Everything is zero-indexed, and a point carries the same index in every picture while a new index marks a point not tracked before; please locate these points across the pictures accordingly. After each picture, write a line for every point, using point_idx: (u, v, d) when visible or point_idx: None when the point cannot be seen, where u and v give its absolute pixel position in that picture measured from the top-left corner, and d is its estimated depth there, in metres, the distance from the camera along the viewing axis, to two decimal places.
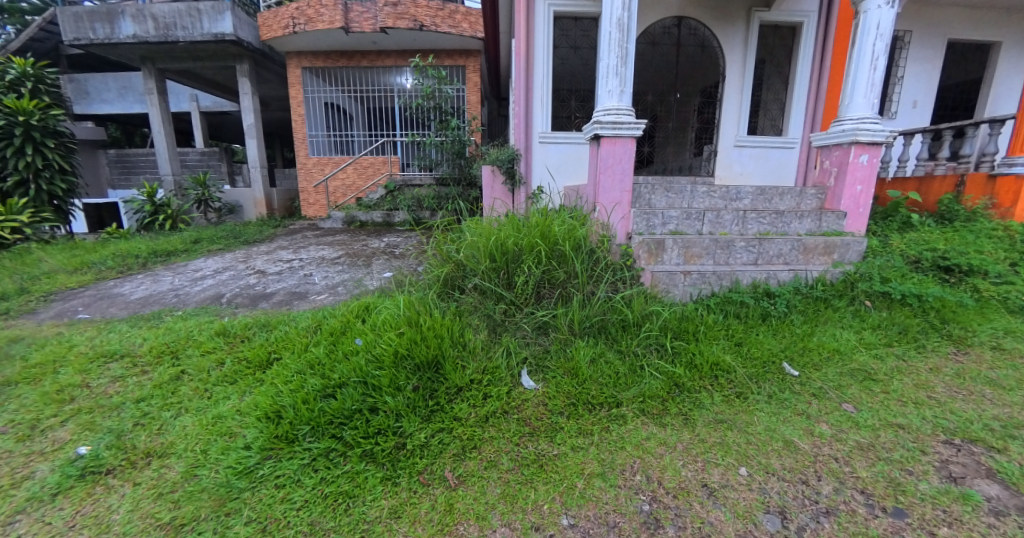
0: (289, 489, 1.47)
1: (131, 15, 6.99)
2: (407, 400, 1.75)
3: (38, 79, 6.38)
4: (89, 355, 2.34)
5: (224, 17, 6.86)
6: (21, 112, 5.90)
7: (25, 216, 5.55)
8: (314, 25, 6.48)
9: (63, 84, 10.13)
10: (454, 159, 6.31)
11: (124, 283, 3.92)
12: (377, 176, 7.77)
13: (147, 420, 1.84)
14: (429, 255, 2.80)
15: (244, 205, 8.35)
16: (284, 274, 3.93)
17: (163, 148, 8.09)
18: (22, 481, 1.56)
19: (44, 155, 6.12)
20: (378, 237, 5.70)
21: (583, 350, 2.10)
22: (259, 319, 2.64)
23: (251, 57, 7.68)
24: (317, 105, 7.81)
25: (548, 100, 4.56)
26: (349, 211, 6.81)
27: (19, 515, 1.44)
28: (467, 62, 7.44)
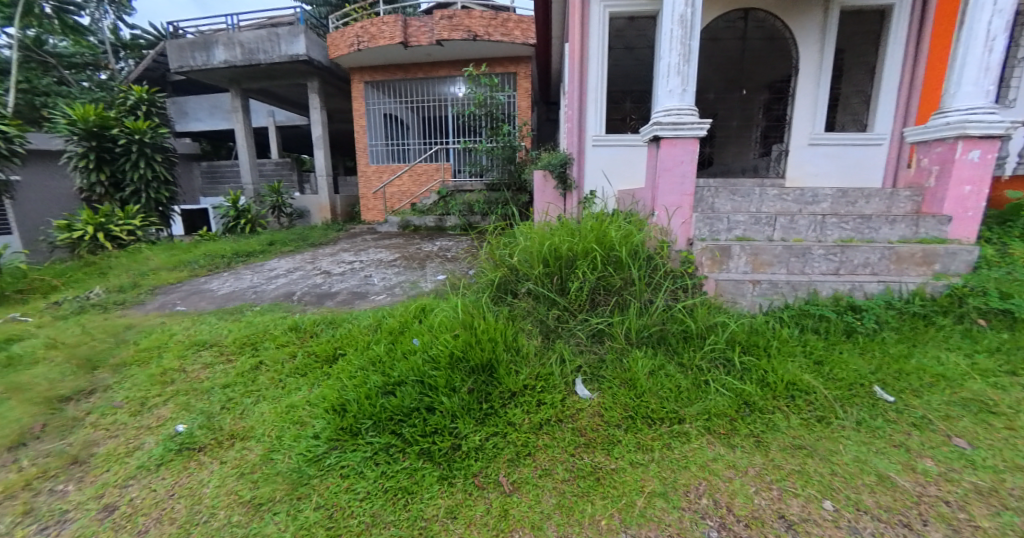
0: (352, 479, 1.55)
1: (223, 43, 7.84)
2: (461, 401, 1.78)
3: (151, 102, 7.46)
4: (185, 343, 2.65)
5: (298, 40, 7.47)
6: (138, 131, 6.82)
7: (138, 221, 6.42)
8: (376, 42, 6.87)
9: (168, 106, 11.53)
10: (505, 164, 6.39)
11: (212, 280, 4.39)
12: (430, 182, 8.04)
13: (232, 404, 2.03)
14: (483, 259, 2.90)
15: (311, 211, 9.11)
16: (347, 274, 4.20)
17: (244, 159, 8.99)
18: (135, 450, 1.81)
19: (153, 168, 7.00)
20: (431, 240, 5.91)
21: (641, 361, 2.02)
22: (326, 316, 2.83)
23: (319, 74, 8.29)
24: (377, 117, 8.26)
25: (602, 103, 4.42)
26: (404, 216, 7.10)
27: (132, 480, 1.66)
28: (518, 69, 7.52)
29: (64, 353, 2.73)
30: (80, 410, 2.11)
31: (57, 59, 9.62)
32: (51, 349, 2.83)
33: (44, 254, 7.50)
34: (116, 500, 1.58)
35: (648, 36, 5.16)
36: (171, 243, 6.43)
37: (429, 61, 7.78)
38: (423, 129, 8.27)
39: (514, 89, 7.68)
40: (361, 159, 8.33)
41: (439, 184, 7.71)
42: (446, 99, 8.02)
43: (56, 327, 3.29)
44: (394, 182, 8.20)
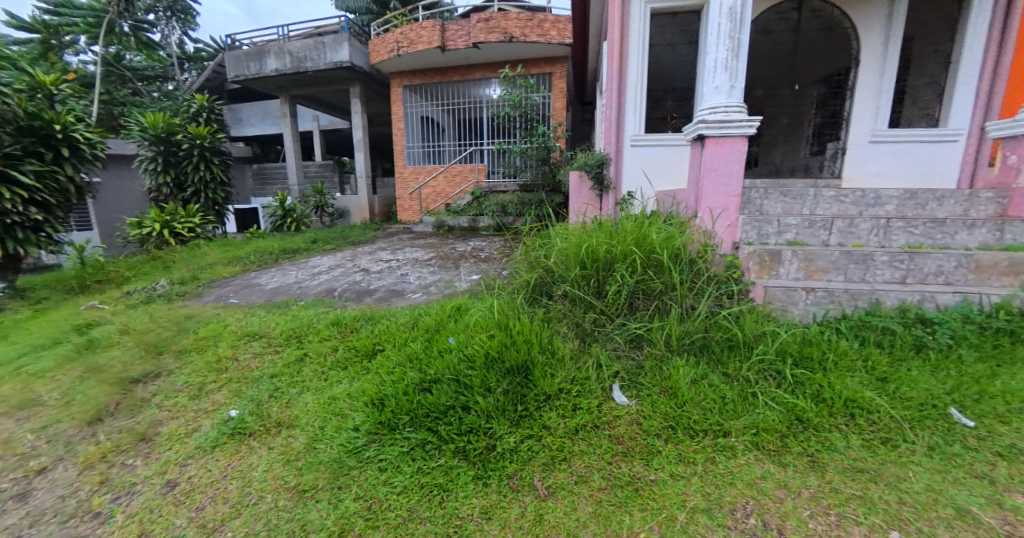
0: (390, 473, 1.60)
1: (274, 53, 8.30)
2: (497, 402, 1.79)
3: (211, 110, 8.22)
4: (237, 333, 2.83)
5: (342, 47, 7.80)
6: (199, 137, 7.37)
7: (197, 219, 6.93)
8: (415, 47, 7.06)
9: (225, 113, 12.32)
10: (540, 165, 6.36)
11: (262, 275, 4.65)
12: (464, 183, 8.14)
13: (279, 393, 2.15)
14: (519, 260, 2.90)
15: (350, 211, 9.38)
16: (384, 272, 4.33)
17: (291, 161, 9.52)
18: (193, 432, 1.95)
19: (211, 170, 7.52)
20: (465, 241, 5.98)
21: (682, 370, 1.95)
22: (366, 313, 2.92)
23: (361, 80, 8.59)
24: (414, 119, 8.46)
25: (642, 102, 4.28)
26: (439, 217, 7.21)
27: (190, 459, 1.79)
28: (553, 69, 7.47)
29: (134, 339, 2.99)
30: (146, 392, 2.31)
31: (131, 73, 10.83)
32: (123, 335, 3.12)
33: (119, 248, 8.28)
34: (177, 477, 1.71)
35: (691, 32, 4.99)
36: (226, 239, 6.88)
37: (465, 64, 7.88)
38: (459, 131, 8.37)
39: (549, 89, 7.64)
40: (398, 161, 8.59)
41: (473, 185, 7.79)
42: (482, 101, 8.07)
43: (128, 314, 3.62)
44: (430, 183, 8.37)
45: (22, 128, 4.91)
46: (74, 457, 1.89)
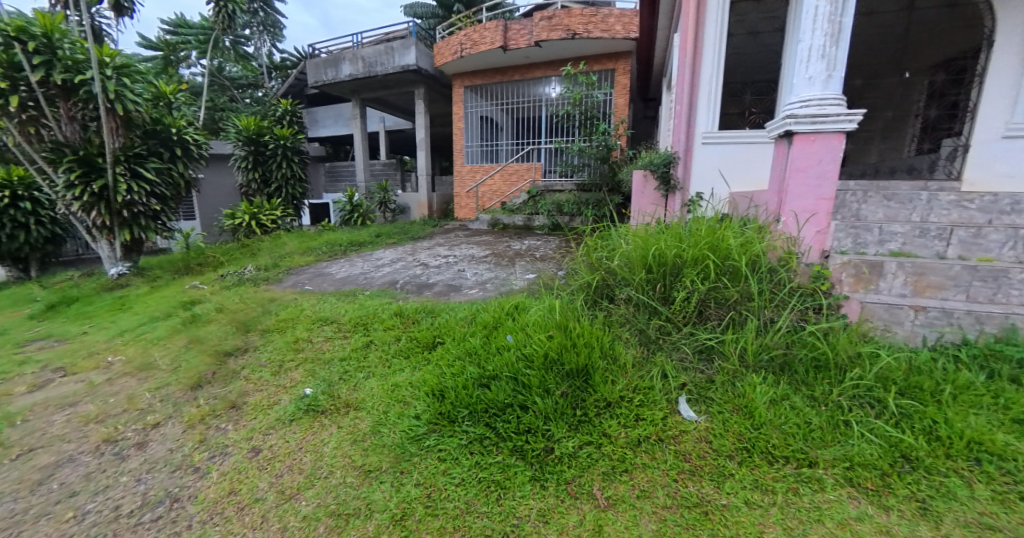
0: (449, 464, 1.65)
1: (348, 59, 8.90)
2: (555, 404, 1.78)
3: (292, 113, 9.42)
4: (312, 318, 3.07)
5: (409, 52, 8.16)
6: (283, 138, 8.15)
7: (276, 213, 7.65)
8: (477, 48, 7.21)
9: (305, 116, 13.38)
10: (600, 164, 6.12)
11: (332, 265, 5.02)
12: (520, 182, 8.15)
13: (348, 376, 2.30)
14: (578, 260, 2.86)
15: (411, 207, 9.84)
16: (442, 267, 4.47)
17: (360, 159, 10.18)
18: (274, 405, 2.15)
19: (291, 167, 8.31)
20: (520, 239, 6.00)
21: (760, 388, 1.80)
22: (426, 306, 3.03)
23: (425, 82, 8.94)
24: (473, 119, 8.64)
25: (716, 98, 3.84)
26: (494, 215, 7.32)
27: (272, 429, 1.98)
28: (617, 65, 7.23)
29: (227, 317, 3.37)
30: (237, 365, 2.59)
31: (230, 82, 12.55)
32: (219, 312, 3.53)
33: (216, 236, 9.36)
34: (261, 444, 1.90)
35: (776, 18, 4.58)
36: (301, 231, 7.52)
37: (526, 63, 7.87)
38: (516, 131, 8.37)
39: (611, 86, 7.41)
40: (457, 159, 8.84)
41: (529, 184, 7.74)
42: (541, 100, 8.02)
43: (223, 294, 4.09)
44: (486, 182, 8.49)
45: (148, 130, 5.77)
46: (180, 416, 2.17)
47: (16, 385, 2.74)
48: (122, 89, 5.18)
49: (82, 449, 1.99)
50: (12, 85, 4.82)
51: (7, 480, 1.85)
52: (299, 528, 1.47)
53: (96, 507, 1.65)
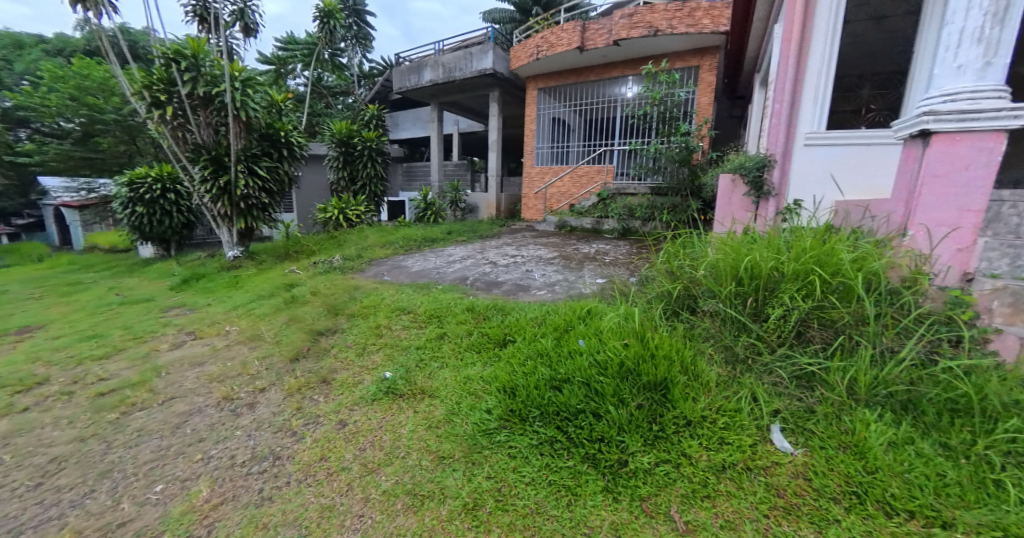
0: (519, 462, 1.68)
1: (430, 66, 9.37)
2: (630, 415, 1.72)
3: (378, 117, 10.24)
4: (391, 307, 3.30)
5: (486, 56, 8.34)
6: (369, 139, 8.89)
7: (352, 210, 8.24)
8: (554, 50, 7.19)
9: (390, 119, 14.35)
10: (677, 168, 5.73)
11: (409, 258, 5.34)
12: (590, 184, 7.91)
13: (423, 364, 2.45)
14: (656, 268, 2.74)
15: (479, 207, 10.11)
16: (510, 267, 4.54)
17: (435, 159, 10.62)
18: (357, 385, 2.36)
19: (374, 167, 9.00)
20: (587, 243, 5.86)
21: (875, 426, 1.57)
22: (496, 304, 3.09)
23: (500, 85, 9.11)
24: (545, 121, 8.59)
25: (825, 94, 3.40)
26: (563, 217, 7.24)
27: (355, 406, 2.17)
28: (703, 61, 6.73)
29: (319, 300, 3.76)
30: (326, 344, 2.89)
31: (328, 90, 13.92)
32: (313, 295, 3.94)
33: (311, 227, 10.47)
34: (346, 418, 2.09)
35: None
36: (382, 225, 8.11)
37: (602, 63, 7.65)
38: (588, 132, 8.17)
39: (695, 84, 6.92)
40: (528, 161, 8.86)
41: (601, 186, 7.53)
42: (616, 101, 7.71)
43: (315, 280, 4.56)
44: (556, 184, 8.40)
45: (262, 133, 6.66)
46: (280, 384, 2.47)
47: (161, 343, 3.32)
48: (245, 97, 6.01)
49: (207, 403, 2.36)
50: (167, 97, 5.81)
51: (153, 421, 2.24)
52: (379, 501, 1.59)
53: (217, 454, 1.94)
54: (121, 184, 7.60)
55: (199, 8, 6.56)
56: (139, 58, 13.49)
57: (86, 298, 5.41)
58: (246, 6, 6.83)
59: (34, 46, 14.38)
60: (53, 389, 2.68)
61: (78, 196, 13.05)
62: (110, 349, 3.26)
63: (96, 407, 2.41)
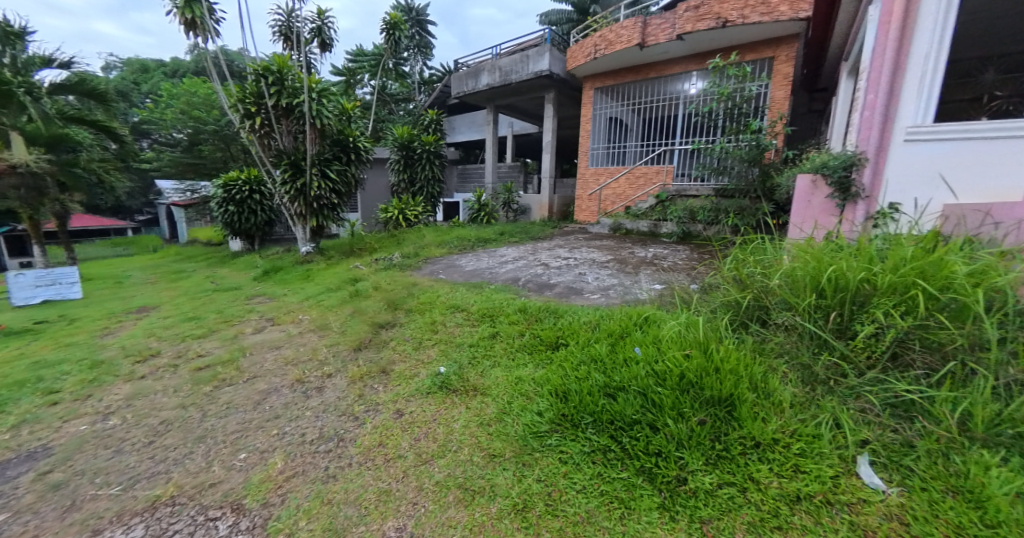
0: (569, 468, 1.63)
1: (487, 70, 9.52)
2: (690, 431, 1.60)
3: (437, 122, 10.57)
4: (446, 304, 3.35)
5: (543, 58, 8.32)
6: (428, 143, 9.14)
7: (411, 211, 8.54)
8: (613, 48, 7.01)
9: (447, 123, 14.77)
10: (745, 168, 5.31)
11: (463, 258, 5.43)
12: (648, 186, 7.59)
13: (476, 362, 2.46)
14: (723, 275, 2.56)
15: (532, 208, 10.13)
16: (563, 269, 4.47)
17: (489, 162, 10.77)
18: (413, 378, 2.41)
19: (431, 169, 9.28)
20: (644, 246, 5.63)
21: (992, 468, 1.34)
22: (549, 306, 3.03)
23: (555, 86, 9.03)
24: (601, 120, 8.39)
25: (933, 82, 2.87)
26: (617, 219, 7.03)
27: (412, 397, 2.22)
28: (778, 52, 6.20)
29: (380, 294, 3.93)
30: (386, 336, 3.00)
31: (391, 98, 14.65)
32: (375, 290, 4.12)
33: (372, 227, 11.02)
34: (403, 408, 2.14)
35: None
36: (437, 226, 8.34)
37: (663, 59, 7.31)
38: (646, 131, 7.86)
39: (769, 76, 6.41)
40: (582, 162, 8.71)
41: (659, 188, 7.18)
42: (678, 98, 7.36)
43: (377, 275, 4.77)
44: (611, 185, 8.17)
45: (334, 139, 7.17)
46: (345, 371, 2.59)
47: (246, 327, 3.65)
48: (321, 107, 6.47)
49: (283, 383, 2.53)
50: (257, 108, 6.41)
51: (239, 396, 2.45)
52: (432, 491, 1.61)
53: (291, 430, 2.07)
54: (216, 186, 8.49)
55: (284, 28, 7.18)
56: (235, 76, 15.11)
57: (186, 285, 6.10)
58: (323, 23, 7.33)
59: (156, 71, 16.78)
60: (161, 362, 3.05)
61: (184, 197, 14.92)
62: (206, 329, 3.64)
63: (195, 380, 2.70)
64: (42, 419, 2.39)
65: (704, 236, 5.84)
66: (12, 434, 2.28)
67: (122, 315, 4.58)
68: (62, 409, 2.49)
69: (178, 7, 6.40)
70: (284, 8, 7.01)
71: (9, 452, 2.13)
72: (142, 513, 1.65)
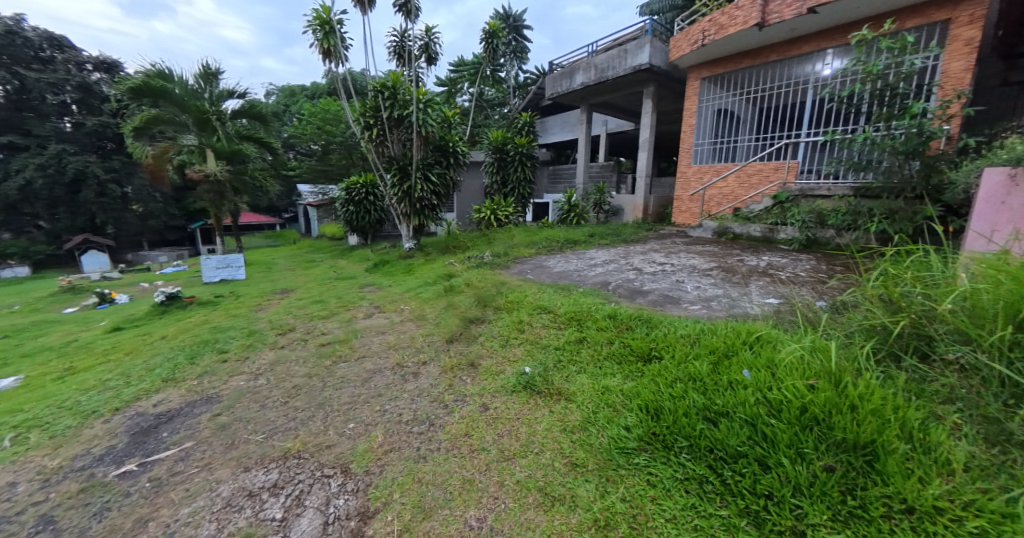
0: (658, 493, 1.44)
1: (583, 69, 9.29)
2: (814, 477, 1.31)
3: (531, 124, 10.62)
4: (533, 305, 3.28)
5: (643, 50, 7.84)
6: (521, 145, 9.20)
7: (501, 212, 8.71)
8: (725, 32, 6.34)
9: (539, 124, 14.82)
10: (898, 159, 4.37)
11: (550, 259, 5.34)
12: (764, 184, 6.61)
13: (561, 366, 2.34)
14: (867, 290, 2.08)
15: (625, 209, 9.67)
16: (658, 275, 4.13)
17: (581, 162, 10.52)
18: (500, 374, 2.37)
19: (523, 170, 9.32)
20: (755, 253, 4.96)
21: None
22: (643, 314, 2.76)
23: (656, 80, 8.45)
24: (708, 113, 7.64)
25: None
26: (723, 222, 6.34)
27: (497, 393, 2.18)
28: (956, 13, 4.98)
29: (471, 291, 4.01)
30: (476, 331, 3.02)
31: (487, 103, 15.13)
32: (467, 286, 4.23)
33: (466, 227, 11.51)
34: (488, 402, 2.10)
35: None
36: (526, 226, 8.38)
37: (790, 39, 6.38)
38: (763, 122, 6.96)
39: (941, 45, 5.19)
40: (684, 159, 8.03)
41: (777, 187, 6.25)
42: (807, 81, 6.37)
43: (469, 272, 4.91)
44: (717, 184, 7.37)
45: (436, 145, 7.58)
46: (439, 360, 2.66)
47: (358, 312, 4.00)
48: (426, 116, 6.88)
49: (386, 366, 2.68)
50: (374, 121, 7.07)
51: (351, 372, 2.66)
52: (513, 490, 1.54)
53: (391, 408, 2.16)
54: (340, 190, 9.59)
55: (397, 47, 7.77)
56: (357, 92, 17.03)
57: (314, 272, 6.98)
58: (430, 39, 7.72)
59: (300, 94, 19.72)
60: (296, 335, 3.48)
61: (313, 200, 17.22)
62: (328, 311, 4.07)
63: (319, 353, 3.01)
64: (217, 372, 2.88)
65: (837, 243, 4.93)
66: (197, 380, 2.77)
67: (270, 295, 5.39)
68: (228, 365, 2.96)
69: (315, 39, 7.29)
70: (398, 28, 7.59)
71: (195, 395, 2.58)
72: (277, 460, 1.86)
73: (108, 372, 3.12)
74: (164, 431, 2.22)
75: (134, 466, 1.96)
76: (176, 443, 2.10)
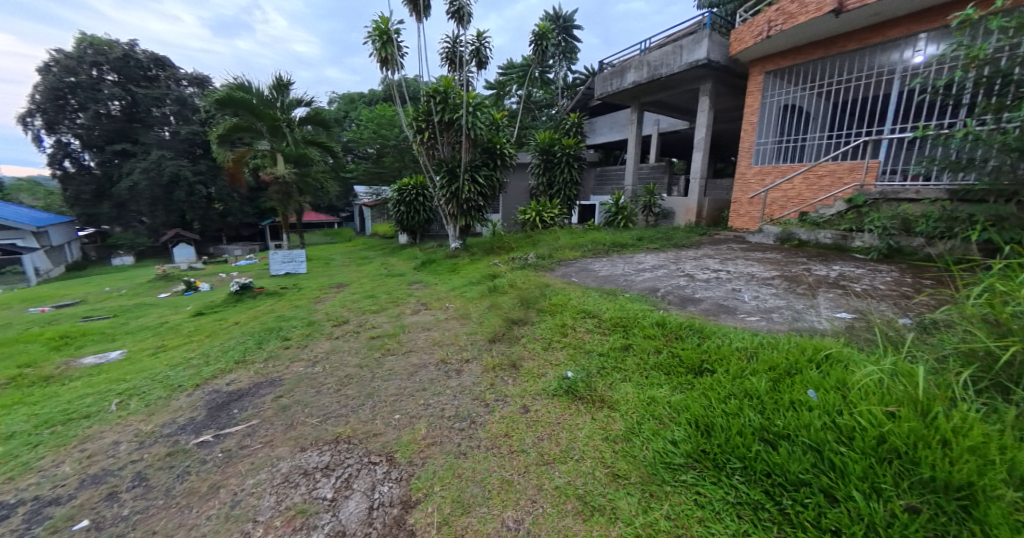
0: (707, 515, 1.31)
1: (635, 67, 8.99)
2: (894, 516, 1.14)
3: (579, 124, 10.42)
4: (576, 308, 3.18)
5: (700, 45, 7.45)
6: (568, 147, 9.05)
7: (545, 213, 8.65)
8: (794, 21, 5.89)
9: (587, 125, 14.57)
10: (1005, 158, 3.81)
11: (595, 262, 5.20)
12: (836, 186, 6.15)
13: (604, 373, 2.22)
14: (967, 307, 1.79)
15: (677, 212, 9.24)
16: (712, 282, 3.88)
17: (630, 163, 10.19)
18: (541, 377, 2.30)
19: (569, 171, 9.17)
20: (825, 262, 4.54)
21: None
22: (694, 323, 2.56)
23: (714, 75, 8.00)
24: (773, 110, 7.12)
25: None
26: (788, 226, 5.87)
27: (538, 396, 2.11)
28: None
29: (515, 292, 3.97)
30: (519, 332, 2.97)
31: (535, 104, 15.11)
32: (511, 287, 4.19)
33: (511, 229, 11.54)
34: (529, 405, 2.03)
35: None
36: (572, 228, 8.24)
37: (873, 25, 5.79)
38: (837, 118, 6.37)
39: None
40: (744, 160, 7.55)
41: (852, 189, 5.73)
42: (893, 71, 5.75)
43: (514, 273, 4.88)
44: (781, 186, 6.89)
45: (484, 147, 7.64)
46: (481, 359, 2.63)
47: (405, 308, 4.08)
48: (475, 119, 6.95)
49: (431, 361, 2.70)
50: (426, 124, 7.24)
51: (398, 365, 2.70)
52: (552, 495, 1.47)
53: (435, 402, 2.16)
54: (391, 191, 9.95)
55: (450, 53, 7.89)
56: (410, 97, 17.62)
57: (368, 269, 7.28)
58: (481, 44, 7.83)
59: (358, 101, 20.74)
60: (349, 327, 3.60)
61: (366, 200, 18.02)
62: (379, 306, 4.19)
63: (369, 345, 3.10)
64: (281, 357, 3.04)
65: (925, 252, 4.38)
66: (264, 364, 2.94)
67: (328, 288, 5.67)
68: (290, 352, 3.12)
69: (374, 48, 7.59)
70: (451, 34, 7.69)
71: (261, 377, 2.74)
72: (330, 443, 1.90)
73: (191, 351, 3.39)
74: (235, 408, 2.35)
75: (209, 437, 2.09)
76: (244, 419, 2.21)
